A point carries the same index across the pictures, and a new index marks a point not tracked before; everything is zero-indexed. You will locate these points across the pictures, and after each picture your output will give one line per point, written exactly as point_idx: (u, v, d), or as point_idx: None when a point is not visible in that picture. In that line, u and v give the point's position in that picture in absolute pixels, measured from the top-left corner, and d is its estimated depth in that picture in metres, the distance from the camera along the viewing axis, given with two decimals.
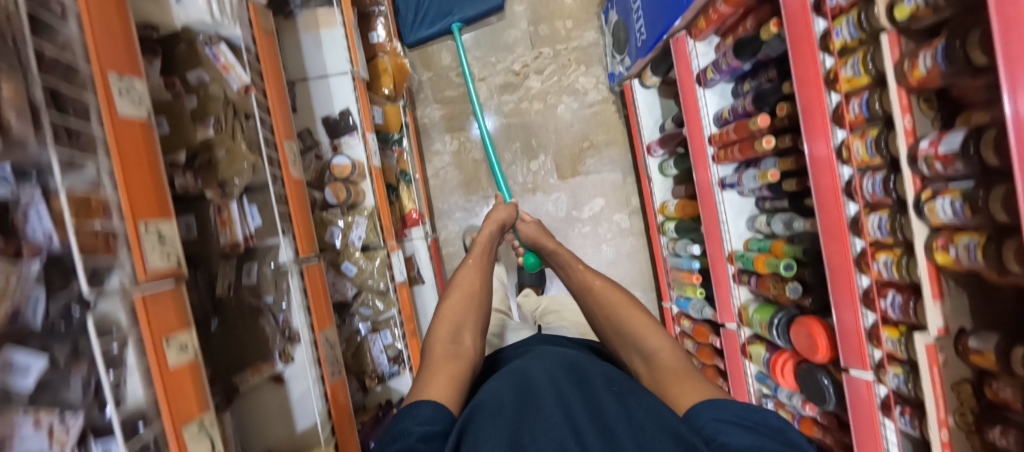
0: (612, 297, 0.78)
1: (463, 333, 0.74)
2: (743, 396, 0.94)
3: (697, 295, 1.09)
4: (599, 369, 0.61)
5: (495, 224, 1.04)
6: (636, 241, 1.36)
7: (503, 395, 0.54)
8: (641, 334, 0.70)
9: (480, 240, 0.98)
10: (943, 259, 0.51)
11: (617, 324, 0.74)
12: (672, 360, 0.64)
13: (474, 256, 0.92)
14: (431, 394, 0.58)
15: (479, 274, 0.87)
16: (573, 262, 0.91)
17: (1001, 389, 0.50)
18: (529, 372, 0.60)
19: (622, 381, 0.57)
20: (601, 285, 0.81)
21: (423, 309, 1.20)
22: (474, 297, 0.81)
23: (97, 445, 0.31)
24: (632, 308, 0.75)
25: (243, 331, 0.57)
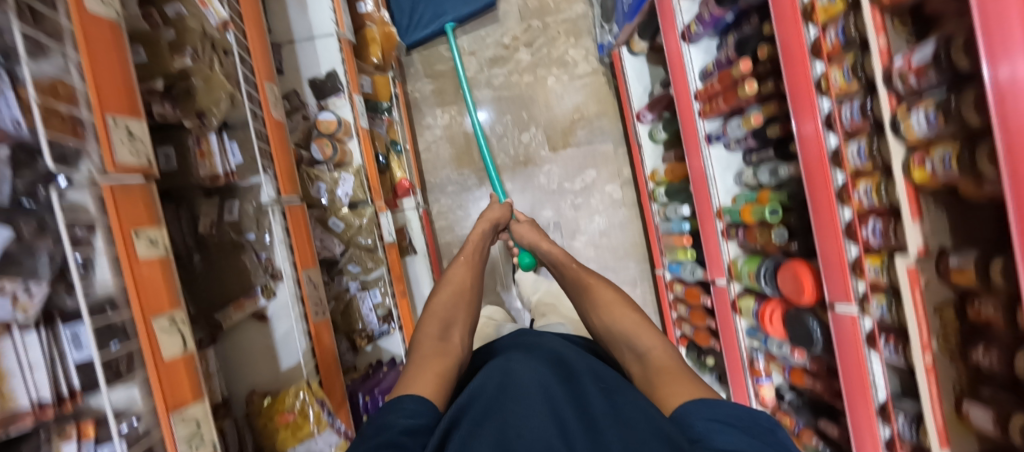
0: (604, 295, 0.78)
1: (452, 330, 0.74)
2: (736, 353, 0.93)
3: (688, 259, 1.09)
4: (585, 365, 0.64)
5: (489, 223, 1.06)
6: (628, 211, 1.36)
7: (489, 388, 0.56)
8: (634, 332, 0.70)
9: (471, 241, 0.98)
10: (920, 176, 0.51)
11: (608, 323, 0.74)
12: (665, 359, 0.64)
13: (465, 255, 0.93)
14: (417, 389, 0.59)
15: (469, 272, 0.88)
16: (566, 261, 0.91)
17: (984, 307, 0.49)
18: (515, 362, 0.62)
19: (609, 379, 0.61)
20: (595, 283, 0.82)
21: (415, 279, 1.20)
22: (463, 296, 0.82)
23: (65, 329, 0.31)
24: (625, 307, 0.75)
25: (222, 266, 0.57)
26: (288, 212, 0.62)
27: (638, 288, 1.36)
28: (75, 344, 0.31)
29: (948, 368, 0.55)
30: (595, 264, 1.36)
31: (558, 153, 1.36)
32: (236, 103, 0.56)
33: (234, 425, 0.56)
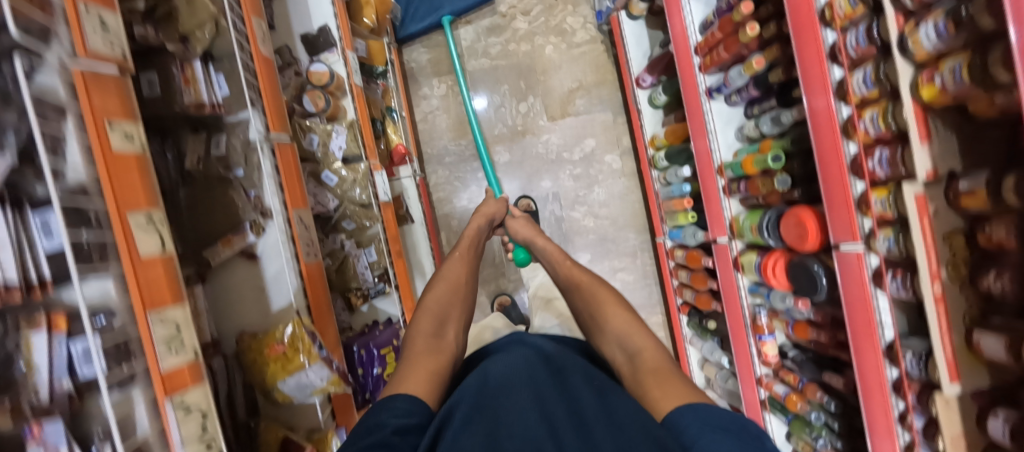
0: (598, 293, 0.77)
1: (447, 326, 0.73)
2: (738, 314, 0.91)
3: (689, 224, 1.07)
4: (576, 363, 0.62)
5: (484, 219, 1.04)
6: (628, 182, 1.34)
7: (477, 384, 0.55)
8: (627, 331, 0.68)
9: (466, 238, 0.97)
10: (929, 94, 0.49)
11: (600, 322, 0.73)
12: (656, 359, 0.62)
13: (460, 250, 0.92)
14: (408, 387, 0.57)
15: (464, 268, 0.88)
16: (559, 257, 0.90)
17: (995, 231, 0.48)
18: (506, 361, 0.61)
19: (600, 375, 0.59)
20: (587, 281, 0.81)
21: (413, 247, 1.18)
22: (458, 291, 0.81)
23: (35, 218, 0.30)
24: (617, 305, 0.73)
25: (211, 202, 0.56)
26: (277, 148, 0.61)
27: (639, 258, 1.36)
28: (45, 232, 0.30)
29: (957, 298, 0.53)
30: (595, 234, 1.35)
31: (557, 122, 1.35)
32: (221, 30, 0.54)
33: (221, 365, 0.54)
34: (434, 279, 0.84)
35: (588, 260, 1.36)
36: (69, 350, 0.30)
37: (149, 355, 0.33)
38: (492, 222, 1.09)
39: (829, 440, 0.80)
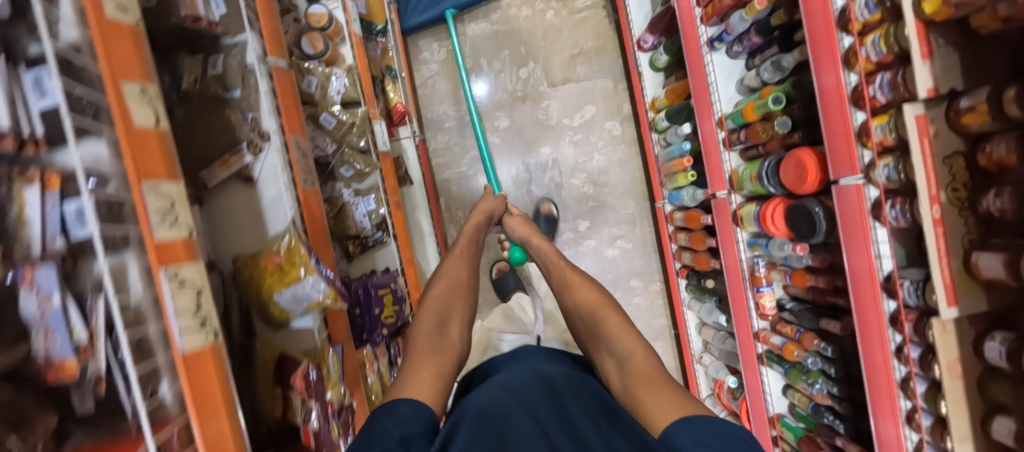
0: (590, 298, 0.78)
1: (450, 323, 0.73)
2: (737, 270, 0.90)
3: (689, 185, 1.07)
4: (575, 391, 0.63)
5: (483, 215, 1.02)
6: (628, 149, 1.34)
7: (475, 404, 0.58)
8: (617, 336, 0.70)
9: (465, 233, 0.96)
10: (931, 8, 0.47)
11: (592, 327, 0.75)
12: (646, 366, 0.64)
13: (460, 246, 0.92)
14: (413, 392, 0.58)
15: (464, 263, 0.89)
16: (553, 257, 0.90)
17: (996, 150, 0.48)
18: (508, 384, 0.64)
19: (589, 398, 0.62)
20: (578, 282, 0.82)
21: (412, 209, 1.18)
22: (459, 290, 0.83)
23: (28, 75, 0.29)
24: (608, 309, 0.75)
25: (213, 123, 0.57)
26: (274, 72, 0.61)
27: (638, 226, 1.35)
28: (39, 90, 0.29)
29: (956, 220, 0.53)
30: (595, 201, 1.35)
31: (557, 88, 1.34)
32: None
33: (218, 282, 0.54)
34: (435, 275, 0.86)
35: (586, 227, 1.36)
36: (62, 211, 0.29)
37: (143, 224, 0.33)
38: (490, 219, 1.07)
39: (825, 386, 0.79)
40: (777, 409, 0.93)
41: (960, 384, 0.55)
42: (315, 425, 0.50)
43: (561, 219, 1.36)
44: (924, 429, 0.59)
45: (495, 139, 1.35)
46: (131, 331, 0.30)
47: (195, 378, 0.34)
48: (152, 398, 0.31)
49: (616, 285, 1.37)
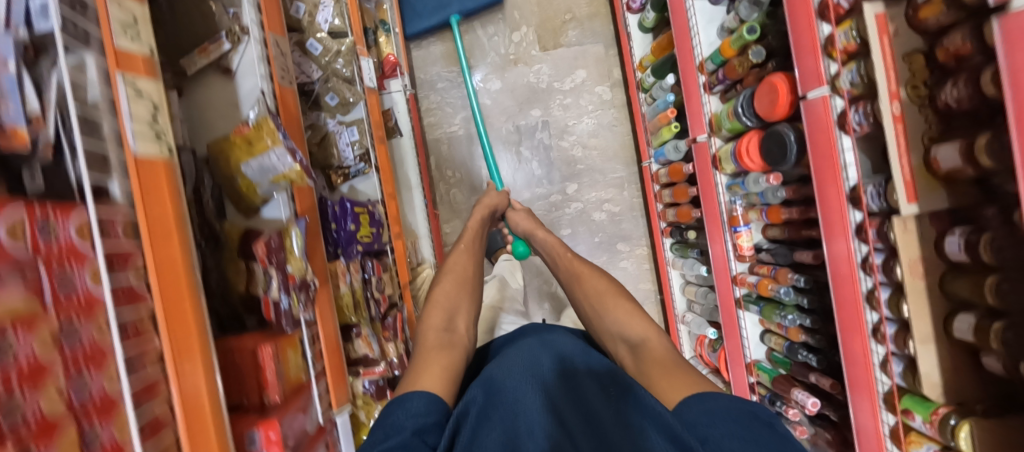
0: (600, 287, 0.82)
1: (457, 319, 0.77)
2: (715, 212, 0.91)
3: (673, 138, 1.08)
4: (587, 365, 0.63)
5: (486, 210, 1.07)
6: (617, 113, 1.36)
7: (487, 384, 0.58)
8: (628, 322, 0.74)
9: (471, 229, 1.02)
10: None
11: (602, 313, 0.78)
12: (660, 351, 0.67)
13: (465, 241, 0.97)
14: (427, 385, 0.60)
15: (470, 259, 0.93)
16: (560, 249, 0.94)
17: (954, 42, 0.48)
18: (518, 358, 0.64)
19: (605, 370, 0.61)
20: (587, 273, 0.86)
21: (401, 161, 1.20)
22: (467, 284, 0.86)
23: None
24: (618, 296, 0.79)
25: (191, 16, 0.58)
26: None
27: (626, 189, 1.36)
28: None
29: (917, 117, 0.53)
30: (583, 165, 1.37)
31: (548, 53, 1.37)
32: None
33: (190, 161, 0.55)
34: (441, 272, 0.89)
35: (574, 190, 1.37)
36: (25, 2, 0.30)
37: (104, 29, 0.35)
38: (493, 214, 1.12)
39: (797, 318, 0.79)
40: (754, 357, 0.93)
41: (922, 285, 0.55)
42: (274, 294, 0.51)
43: (549, 181, 1.37)
44: (888, 338, 0.59)
45: (486, 100, 1.38)
46: (83, 114, 0.31)
47: (149, 194, 0.35)
48: (99, 182, 0.32)
49: (603, 247, 1.37)
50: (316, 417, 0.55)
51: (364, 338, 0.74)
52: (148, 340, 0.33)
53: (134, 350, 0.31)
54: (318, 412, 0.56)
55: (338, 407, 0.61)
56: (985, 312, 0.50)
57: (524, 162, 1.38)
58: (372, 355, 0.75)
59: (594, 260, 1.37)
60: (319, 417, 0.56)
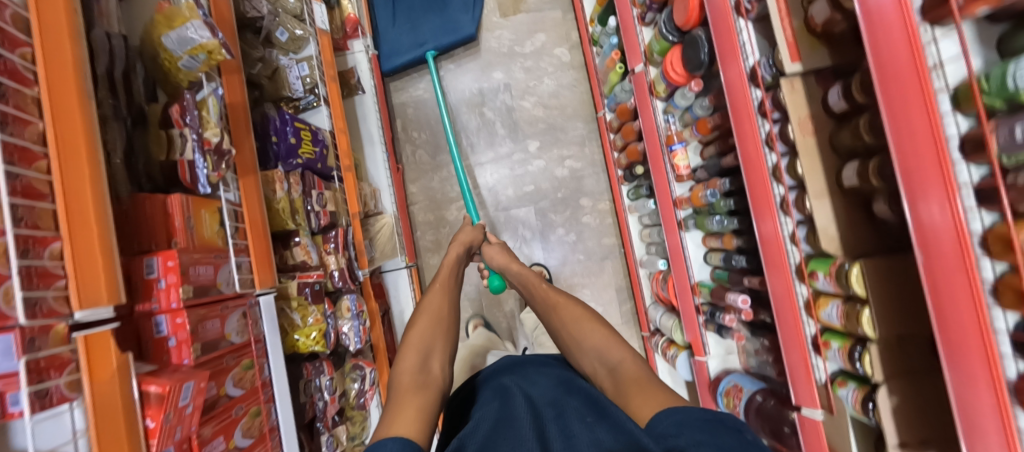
0: (574, 313, 0.83)
1: (432, 361, 0.76)
2: (653, 131, 0.92)
3: (620, 80, 1.10)
4: (577, 398, 0.66)
5: (461, 247, 1.11)
6: (576, 74, 1.41)
7: (483, 430, 0.58)
8: (605, 345, 0.75)
9: (445, 267, 1.04)
10: None
11: (579, 339, 0.78)
12: (635, 370, 0.68)
13: (440, 280, 1.00)
14: (400, 432, 0.59)
15: (444, 299, 0.94)
16: (535, 281, 0.96)
17: None
18: (508, 404, 0.65)
19: (598, 402, 0.62)
20: (563, 302, 0.87)
21: (364, 116, 1.24)
22: (440, 324, 0.88)
23: None
24: (593, 322, 0.80)
25: None
26: None
27: (587, 146, 1.39)
28: None
29: None
30: (545, 123, 1.40)
31: (508, 19, 1.43)
32: None
33: (121, 45, 0.56)
34: (416, 313, 0.90)
35: (536, 147, 1.40)
36: None
37: None
38: (470, 249, 1.15)
39: (724, 220, 0.80)
40: (699, 278, 0.94)
41: (812, 141, 0.57)
42: (189, 154, 0.54)
43: (512, 140, 1.41)
44: (791, 206, 0.60)
45: (449, 64, 1.43)
46: None
47: (43, 7, 0.38)
48: None
49: (566, 203, 1.39)
50: (232, 284, 0.57)
51: (302, 246, 0.77)
52: (30, 119, 0.37)
53: (10, 114, 0.34)
54: (236, 281, 0.58)
55: (261, 287, 0.63)
56: (866, 156, 0.52)
57: (486, 121, 1.41)
58: (310, 262, 0.78)
59: (558, 215, 1.39)
60: (237, 287, 0.58)
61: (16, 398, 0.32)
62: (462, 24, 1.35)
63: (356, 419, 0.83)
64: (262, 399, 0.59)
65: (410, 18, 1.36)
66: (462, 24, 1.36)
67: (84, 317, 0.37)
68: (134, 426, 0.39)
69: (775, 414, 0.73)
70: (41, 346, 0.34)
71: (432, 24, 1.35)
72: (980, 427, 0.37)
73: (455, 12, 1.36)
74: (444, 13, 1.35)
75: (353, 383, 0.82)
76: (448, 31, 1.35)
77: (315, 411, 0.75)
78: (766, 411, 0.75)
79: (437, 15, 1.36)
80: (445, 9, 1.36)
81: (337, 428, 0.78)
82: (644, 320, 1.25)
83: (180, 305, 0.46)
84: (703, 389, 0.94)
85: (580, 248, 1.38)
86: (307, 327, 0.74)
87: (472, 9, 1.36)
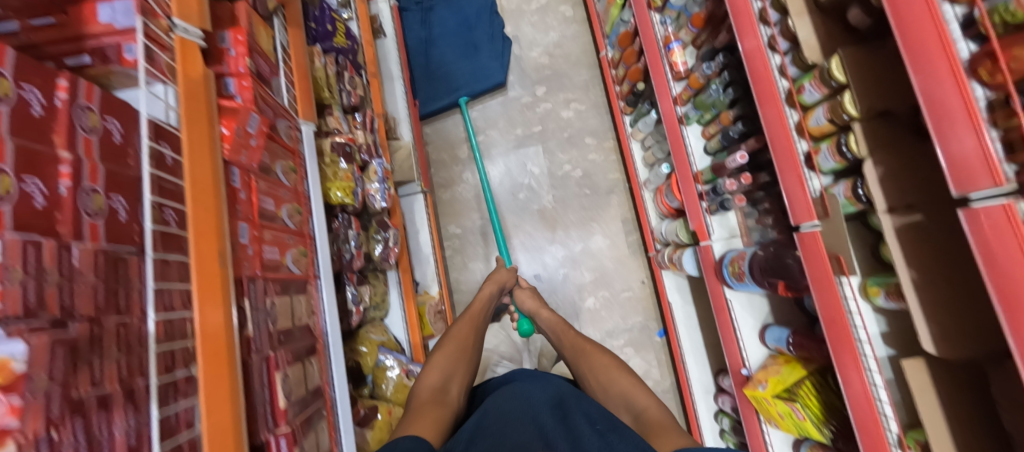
0: (604, 360, 0.86)
1: (452, 381, 0.79)
2: (650, 37, 1.02)
3: (620, 12, 1.21)
4: (582, 406, 0.70)
5: (495, 286, 1.15)
6: (579, 27, 1.53)
7: (492, 428, 0.63)
8: (631, 392, 0.77)
9: (478, 301, 1.07)
10: None
11: (606, 383, 0.81)
12: (659, 416, 0.70)
13: (470, 313, 1.01)
14: (418, 430, 0.63)
15: (472, 331, 0.96)
16: (566, 329, 1.00)
17: None
18: (519, 403, 0.68)
19: (605, 419, 0.66)
20: (592, 349, 0.90)
21: (384, 56, 1.34)
22: (465, 352, 0.89)
23: None
24: (620, 369, 0.83)
25: None
26: None
27: (591, 90, 1.48)
28: None
29: None
30: (551, 70, 1.51)
31: None
32: None
33: None
34: (443, 337, 0.92)
35: (543, 92, 1.49)
36: None
37: None
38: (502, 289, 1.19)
39: (721, 89, 0.87)
40: (699, 167, 0.99)
41: None
42: None
43: (520, 85, 1.51)
44: (778, 37, 0.68)
45: None
46: None
47: None
48: None
49: (572, 142, 1.46)
50: (281, 96, 0.64)
51: (335, 116, 0.84)
52: None
53: None
54: (283, 96, 0.64)
55: (304, 117, 0.69)
56: None
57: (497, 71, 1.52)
58: (341, 130, 0.85)
59: (564, 154, 1.45)
60: (284, 100, 0.65)
61: (130, 49, 0.39)
62: (492, 70, 1.46)
63: (377, 287, 0.90)
64: (301, 200, 0.64)
65: (444, 67, 1.48)
66: (493, 71, 1.46)
67: (180, 24, 0.44)
68: (212, 127, 0.45)
69: (776, 259, 0.77)
70: (152, 24, 0.41)
71: (464, 70, 1.47)
72: (965, 176, 0.42)
73: (485, 59, 1.47)
74: (476, 61, 1.47)
75: (376, 244, 0.86)
76: (480, 78, 1.46)
77: (342, 262, 0.79)
78: (766, 261, 0.79)
79: (469, 63, 1.47)
80: (476, 58, 1.48)
81: (360, 286, 0.83)
82: (649, 240, 1.28)
83: (246, 71, 0.53)
84: (707, 272, 0.97)
85: (585, 184, 1.43)
86: (339, 181, 0.79)
87: (500, 56, 1.47)
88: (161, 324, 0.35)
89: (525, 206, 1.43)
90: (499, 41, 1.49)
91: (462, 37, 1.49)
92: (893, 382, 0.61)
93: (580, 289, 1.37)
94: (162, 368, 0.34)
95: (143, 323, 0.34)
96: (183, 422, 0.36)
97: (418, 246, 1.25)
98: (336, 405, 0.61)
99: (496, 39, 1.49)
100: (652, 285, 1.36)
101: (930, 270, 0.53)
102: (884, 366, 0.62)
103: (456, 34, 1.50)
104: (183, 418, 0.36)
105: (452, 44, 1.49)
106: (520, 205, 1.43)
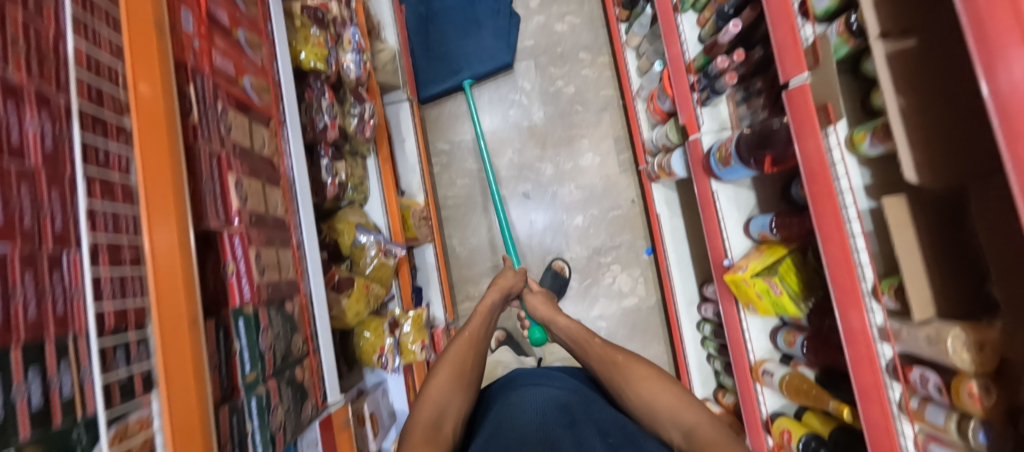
0: (638, 370, 0.65)
1: (449, 414, 0.62)
2: None
3: None
4: (592, 412, 0.60)
5: (500, 292, 0.98)
6: None
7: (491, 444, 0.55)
8: (678, 409, 0.59)
9: (478, 313, 0.86)
10: None
11: (643, 402, 0.61)
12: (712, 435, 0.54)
13: (470, 326, 0.80)
14: None
15: (469, 344, 0.75)
16: (587, 336, 0.77)
17: None
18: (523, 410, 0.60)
19: (616, 430, 0.58)
20: (623, 359, 0.68)
21: None
22: (464, 376, 0.68)
23: None
24: (660, 379, 0.63)
25: None
26: None
27: (587, 3, 1.41)
28: None
29: None
30: None
31: None
32: None
33: None
34: (436, 360, 0.71)
35: (537, 4, 1.42)
36: None
37: None
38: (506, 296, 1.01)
39: None
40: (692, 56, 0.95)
41: None
42: None
43: None
44: None
45: None
46: None
47: None
48: None
49: (565, 58, 1.40)
50: None
51: None
52: None
53: None
54: None
55: None
56: None
57: None
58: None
59: (557, 69, 1.40)
60: None
61: None
62: (496, 50, 1.36)
63: (355, 166, 0.88)
64: (263, 35, 0.61)
65: (443, 43, 1.37)
66: (499, 52, 1.36)
67: None
68: None
69: (760, 133, 0.74)
70: None
71: (466, 51, 1.36)
72: None
73: (488, 39, 1.36)
74: (478, 39, 1.36)
75: (352, 116, 0.85)
76: (484, 58, 1.36)
77: (315, 131, 0.76)
78: (753, 136, 0.75)
79: (472, 41, 1.36)
80: (478, 34, 1.36)
81: (336, 161, 0.81)
82: (640, 153, 1.26)
83: None
84: (695, 168, 0.93)
85: (578, 101, 1.38)
86: (312, 46, 0.76)
87: (504, 33, 1.36)
88: (82, 53, 0.33)
89: (516, 123, 1.39)
90: (503, 18, 1.37)
91: (461, 11, 1.37)
92: (873, 233, 0.60)
93: (568, 208, 1.36)
94: (84, 95, 0.32)
95: (60, 43, 0.32)
96: (115, 166, 0.34)
97: (404, 155, 1.22)
98: (302, 243, 0.59)
99: (500, 14, 1.37)
100: (642, 204, 1.34)
101: (921, 98, 0.49)
102: (866, 218, 0.61)
103: (458, 8, 1.37)
104: (115, 162, 0.35)
105: (453, 20, 1.36)
106: (510, 122, 1.39)
